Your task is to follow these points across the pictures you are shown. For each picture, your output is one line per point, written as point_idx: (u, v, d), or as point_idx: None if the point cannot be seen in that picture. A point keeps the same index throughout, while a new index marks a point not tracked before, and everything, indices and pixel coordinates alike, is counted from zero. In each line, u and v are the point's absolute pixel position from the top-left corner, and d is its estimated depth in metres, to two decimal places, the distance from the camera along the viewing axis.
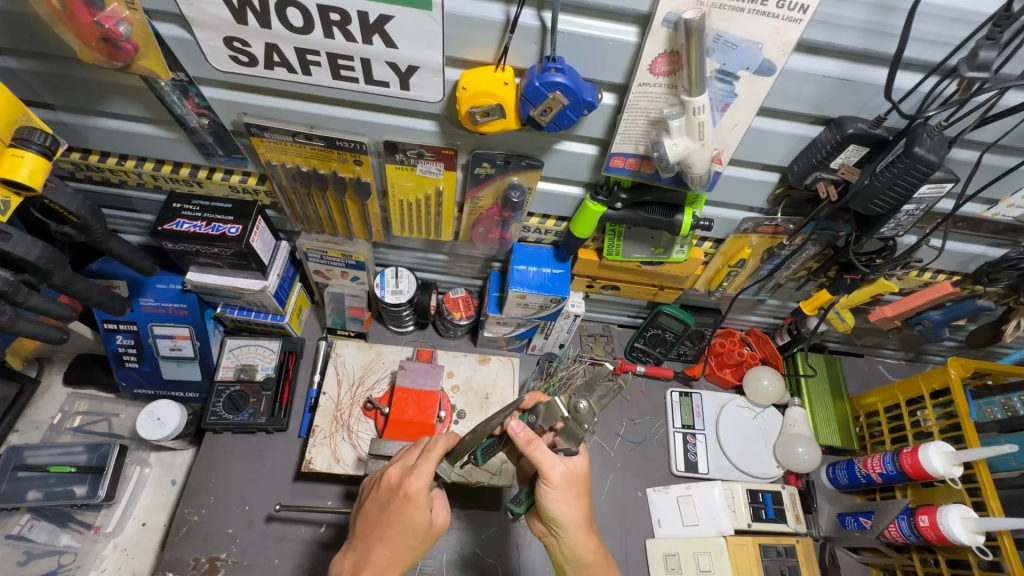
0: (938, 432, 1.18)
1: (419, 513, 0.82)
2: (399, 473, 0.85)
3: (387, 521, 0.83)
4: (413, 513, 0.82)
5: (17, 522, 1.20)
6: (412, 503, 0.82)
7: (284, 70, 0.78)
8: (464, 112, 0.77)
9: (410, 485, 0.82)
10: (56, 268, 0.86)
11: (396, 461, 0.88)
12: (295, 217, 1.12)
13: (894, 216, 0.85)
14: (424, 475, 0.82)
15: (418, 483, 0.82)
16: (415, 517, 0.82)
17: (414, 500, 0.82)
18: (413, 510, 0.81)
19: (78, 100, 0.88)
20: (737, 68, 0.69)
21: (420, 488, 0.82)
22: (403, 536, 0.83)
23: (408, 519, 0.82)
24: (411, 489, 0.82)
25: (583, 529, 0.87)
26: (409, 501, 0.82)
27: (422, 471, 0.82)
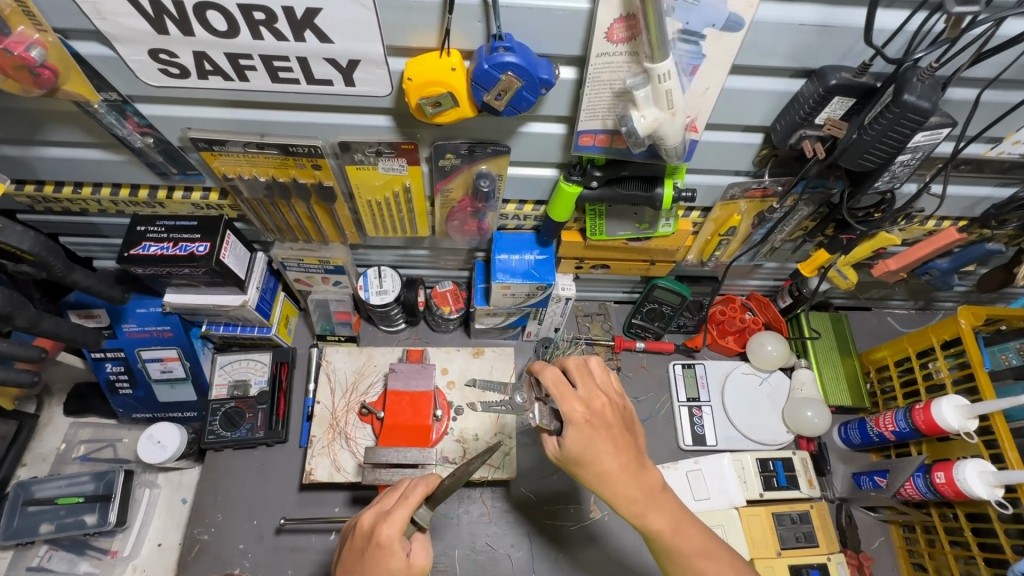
0: (951, 383, 1.14)
1: (394, 560, 0.78)
2: (375, 519, 0.83)
3: (364, 569, 0.80)
4: (388, 560, 0.78)
5: (36, 554, 1.24)
6: (386, 551, 0.79)
7: (219, 78, 0.73)
8: (414, 105, 0.71)
9: (384, 532, 0.79)
10: (17, 310, 0.83)
11: (371, 509, 0.85)
12: (265, 228, 1.08)
13: (888, 168, 0.79)
14: (397, 522, 0.80)
15: (391, 530, 0.79)
16: (392, 565, 0.78)
17: (388, 548, 0.79)
18: (387, 558, 0.78)
19: (16, 132, 0.84)
20: (701, 27, 0.63)
21: (393, 535, 0.79)
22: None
23: (384, 569, 0.79)
24: (383, 537, 0.79)
25: (616, 474, 0.81)
26: (383, 549, 0.79)
27: (395, 518, 0.80)
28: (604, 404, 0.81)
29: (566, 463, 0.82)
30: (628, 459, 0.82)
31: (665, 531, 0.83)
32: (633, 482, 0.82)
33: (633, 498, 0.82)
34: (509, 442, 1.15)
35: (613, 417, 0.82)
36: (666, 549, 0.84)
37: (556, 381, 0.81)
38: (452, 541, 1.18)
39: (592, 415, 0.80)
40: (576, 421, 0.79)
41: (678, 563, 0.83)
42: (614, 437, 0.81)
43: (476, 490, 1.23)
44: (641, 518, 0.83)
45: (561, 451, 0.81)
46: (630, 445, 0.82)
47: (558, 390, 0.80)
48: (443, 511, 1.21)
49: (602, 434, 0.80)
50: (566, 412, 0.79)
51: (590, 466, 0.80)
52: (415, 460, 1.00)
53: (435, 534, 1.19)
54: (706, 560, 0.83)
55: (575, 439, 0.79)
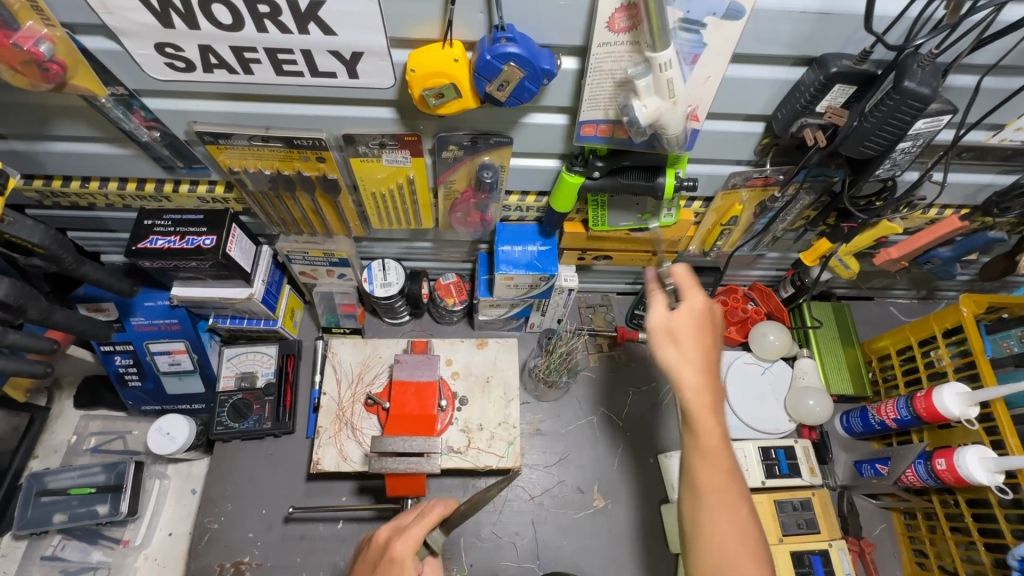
0: (953, 371, 1.15)
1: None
2: (390, 533, 0.84)
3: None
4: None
5: (50, 543, 1.27)
6: (397, 566, 0.79)
7: (224, 71, 0.74)
8: (417, 96, 0.72)
9: (397, 547, 0.80)
10: (29, 303, 0.85)
11: (388, 525, 0.87)
12: (271, 221, 1.09)
13: (889, 156, 0.79)
14: (412, 539, 0.81)
15: (404, 547, 0.80)
16: None
17: (399, 564, 0.79)
18: (398, 573, 0.79)
19: (24, 126, 0.85)
20: (702, 15, 0.64)
21: (406, 552, 0.80)
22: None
23: None
24: (396, 552, 0.80)
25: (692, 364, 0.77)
26: (394, 565, 0.79)
27: (411, 535, 0.81)
28: (721, 314, 0.84)
29: (659, 333, 0.81)
30: (709, 361, 0.79)
31: (711, 434, 0.74)
32: (704, 377, 0.77)
33: (698, 386, 0.76)
34: (514, 431, 1.16)
35: (720, 321, 0.84)
36: (696, 452, 0.74)
37: (687, 273, 0.85)
38: (458, 529, 1.20)
39: (712, 309, 0.83)
40: (697, 307, 0.81)
41: (702, 476, 0.72)
42: (714, 336, 0.81)
43: (481, 479, 1.25)
44: (692, 411, 0.75)
45: (666, 322, 0.81)
46: (714, 351, 0.81)
47: (687, 278, 0.85)
48: (449, 501, 1.22)
49: (707, 326, 0.81)
50: (688, 293, 0.83)
51: (676, 342, 0.79)
52: (421, 448, 1.01)
53: None
54: (733, 482, 0.72)
55: (688, 315, 0.81)
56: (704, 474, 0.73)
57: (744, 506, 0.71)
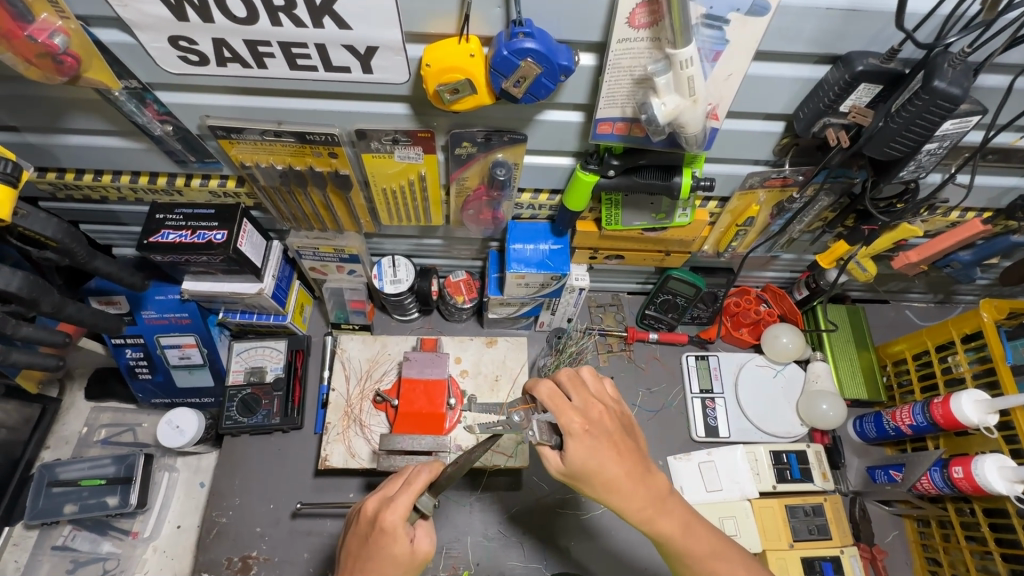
0: (971, 377, 1.12)
1: (397, 546, 0.79)
2: (378, 503, 0.84)
3: (367, 555, 0.81)
4: (393, 545, 0.79)
5: (61, 533, 1.28)
6: (390, 537, 0.80)
7: (238, 65, 0.73)
8: (432, 92, 0.71)
9: (385, 519, 0.80)
10: (42, 297, 0.84)
11: (372, 496, 0.86)
12: (282, 216, 1.09)
13: (914, 157, 0.77)
14: (400, 508, 0.80)
15: (394, 516, 0.80)
16: (396, 551, 0.79)
17: (392, 534, 0.80)
18: (391, 543, 0.79)
19: (37, 119, 0.85)
20: (726, 11, 0.62)
21: (397, 522, 0.80)
22: (383, 572, 0.80)
23: (387, 555, 0.79)
24: (387, 523, 0.80)
25: (626, 484, 0.79)
26: (387, 534, 0.80)
27: (398, 504, 0.80)
28: (601, 412, 0.81)
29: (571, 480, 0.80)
30: (633, 465, 0.80)
31: (677, 535, 0.82)
32: (645, 495, 0.80)
33: (642, 506, 0.80)
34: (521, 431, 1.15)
35: (611, 423, 0.82)
36: (681, 554, 0.83)
37: (551, 394, 0.81)
38: (465, 528, 1.20)
39: (591, 424, 0.80)
40: (580, 434, 0.78)
41: (690, 564, 0.83)
42: (614, 441, 0.80)
43: (488, 479, 1.24)
44: (651, 524, 0.81)
45: (565, 465, 0.79)
46: (632, 449, 0.82)
47: (553, 403, 0.80)
48: (456, 499, 1.22)
49: (604, 442, 0.79)
50: (563, 425, 0.78)
51: (596, 480, 0.78)
52: (430, 447, 1.00)
53: (448, 521, 1.20)
54: (720, 561, 0.83)
55: (579, 450, 0.77)
56: (692, 568, 0.83)
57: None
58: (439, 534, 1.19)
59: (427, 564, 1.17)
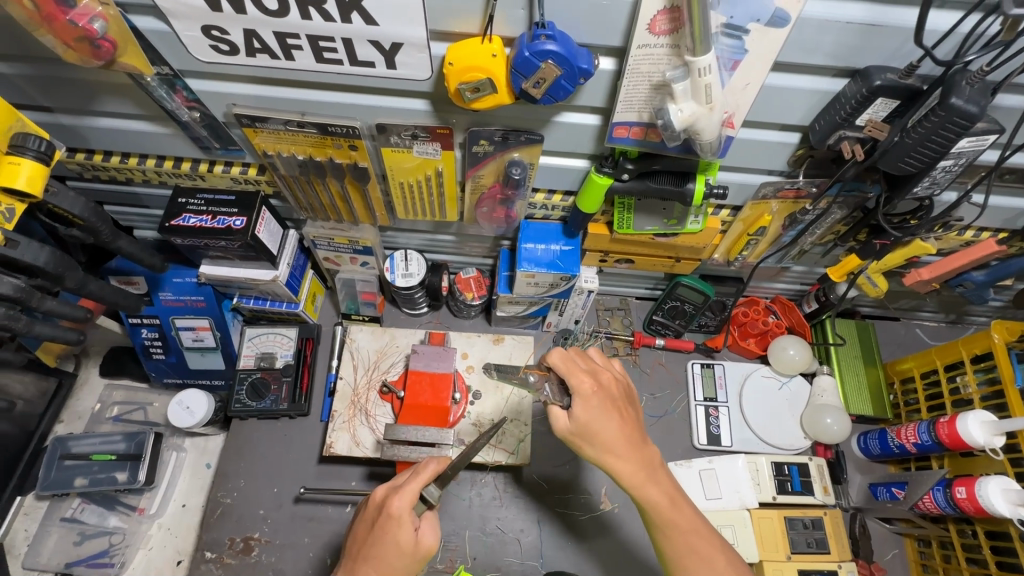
0: (979, 399, 1.12)
1: (402, 532, 0.81)
2: (391, 488, 0.86)
3: (373, 541, 0.83)
4: (398, 532, 0.82)
5: (70, 506, 1.32)
6: (395, 522, 0.82)
7: (266, 56, 0.75)
8: (453, 89, 0.72)
9: (393, 505, 0.83)
10: (67, 272, 0.87)
11: (386, 484, 0.89)
12: (300, 206, 1.11)
13: (929, 174, 0.77)
14: (408, 495, 0.83)
15: (401, 503, 0.82)
16: (400, 538, 0.81)
17: (398, 520, 0.82)
18: (396, 529, 0.82)
19: (71, 101, 0.87)
20: (746, 21, 0.62)
21: (403, 508, 0.82)
22: (386, 560, 0.81)
23: (392, 541, 0.82)
24: (394, 508, 0.82)
25: (623, 446, 0.82)
26: (393, 520, 0.82)
27: (407, 491, 0.83)
28: (609, 378, 0.86)
29: (571, 438, 0.83)
30: (631, 432, 0.84)
31: (663, 506, 0.83)
32: (638, 459, 0.83)
33: (633, 470, 0.83)
34: (524, 428, 1.17)
35: (617, 390, 0.86)
36: (663, 525, 0.84)
37: (564, 360, 0.84)
38: (463, 522, 1.21)
39: (599, 388, 0.84)
40: (586, 394, 0.82)
41: (672, 537, 0.83)
42: (618, 406, 0.84)
43: (489, 474, 1.26)
44: (639, 490, 0.83)
45: (570, 423, 0.82)
46: (633, 418, 0.86)
47: (566, 367, 0.83)
48: (455, 492, 1.24)
49: (608, 404, 0.83)
50: (574, 385, 0.83)
51: (595, 439, 0.82)
52: (432, 439, 1.03)
53: (447, 514, 1.22)
54: (701, 540, 0.83)
55: (585, 409, 0.81)
56: (677, 542, 0.83)
57: (718, 558, 0.82)
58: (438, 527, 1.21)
59: None
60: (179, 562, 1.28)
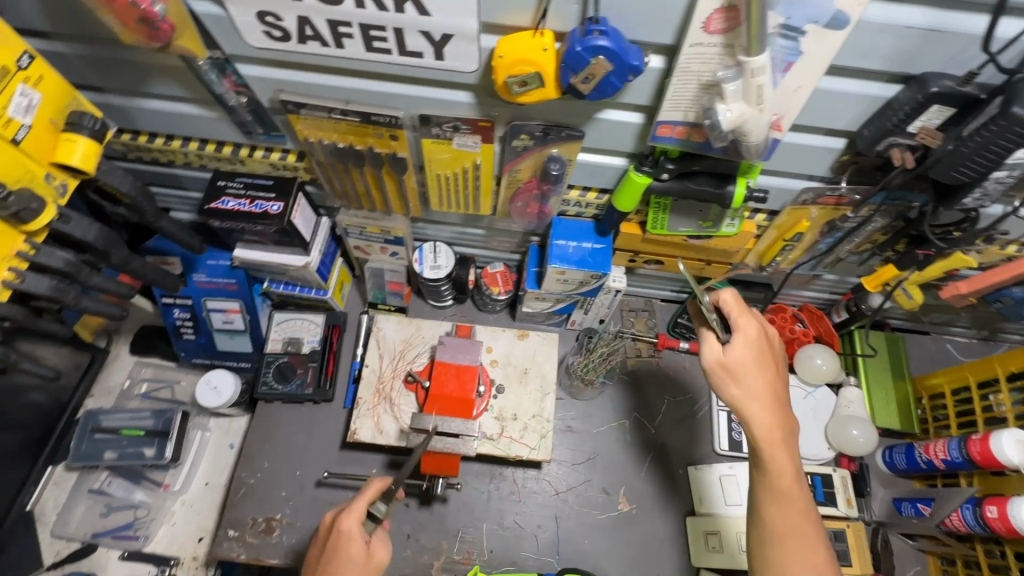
0: (1013, 418, 1.08)
1: (353, 547, 0.85)
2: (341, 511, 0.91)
3: (325, 561, 0.86)
4: (349, 549, 0.85)
5: (97, 478, 1.36)
6: (346, 538, 0.86)
7: (317, 43, 0.76)
8: (501, 83, 0.73)
9: (344, 524, 0.87)
10: (114, 249, 0.89)
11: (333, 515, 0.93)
12: (335, 193, 1.12)
13: (980, 184, 0.75)
14: (355, 513, 0.88)
15: (350, 519, 0.87)
16: (352, 551, 0.85)
17: (348, 536, 0.86)
18: (348, 543, 0.85)
19: (123, 82, 0.89)
20: (803, 22, 0.61)
21: (352, 525, 0.86)
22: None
23: (345, 556, 0.84)
24: (344, 526, 0.86)
25: (766, 397, 0.79)
26: (343, 536, 0.86)
27: (354, 510, 0.88)
28: (774, 334, 0.84)
29: (719, 370, 0.81)
30: (772, 386, 0.80)
31: (787, 473, 0.76)
32: (781, 418, 0.79)
33: (768, 425, 0.78)
34: (547, 424, 1.18)
35: (776, 344, 0.83)
36: (775, 492, 0.77)
37: (736, 300, 0.83)
38: (482, 515, 1.22)
39: (766, 336, 0.82)
40: (750, 334, 0.81)
41: (779, 507, 0.76)
42: (774, 360, 0.82)
43: (508, 469, 1.26)
44: (767, 450, 0.77)
45: (722, 355, 0.81)
46: (778, 374, 0.82)
47: (736, 307, 0.83)
48: (474, 484, 1.25)
49: (763, 351, 0.81)
50: (740, 323, 0.82)
51: (739, 380, 0.80)
52: (458, 430, 1.04)
53: (466, 505, 1.23)
54: (807, 521, 0.75)
55: (745, 347, 0.80)
56: (785, 517, 0.75)
57: (820, 545, 0.74)
58: (456, 518, 1.22)
59: (442, 546, 1.19)
60: (201, 538, 1.31)
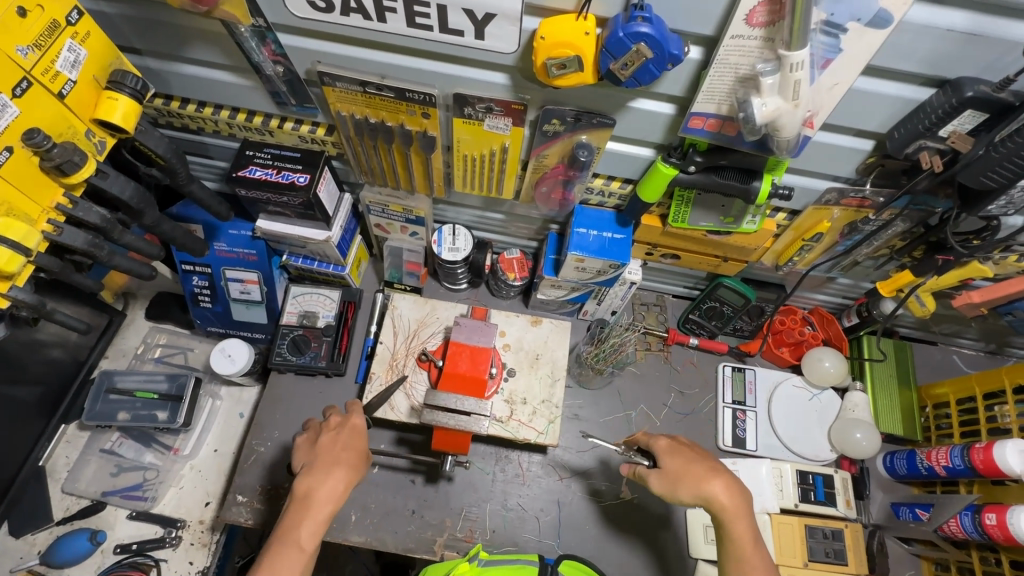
0: (1018, 429, 1.10)
1: (363, 440, 1.00)
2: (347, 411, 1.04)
3: (337, 446, 0.97)
4: (359, 441, 0.99)
5: (109, 439, 1.38)
6: (358, 433, 1.00)
7: (360, 16, 0.77)
8: (540, 65, 0.74)
9: (356, 420, 1.01)
10: (146, 209, 0.90)
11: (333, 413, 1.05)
12: (361, 169, 1.14)
13: (1007, 192, 0.76)
14: (363, 417, 1.03)
15: (361, 419, 1.02)
16: (363, 444, 0.99)
17: (358, 431, 1.00)
18: (359, 436, 1.00)
19: (163, 45, 0.90)
20: (845, 20, 0.63)
21: (363, 422, 1.02)
22: (354, 459, 0.96)
23: (358, 444, 0.99)
24: (358, 421, 1.01)
25: (711, 473, 0.90)
26: (356, 431, 1.00)
27: (363, 413, 1.04)
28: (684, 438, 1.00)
29: (667, 484, 0.92)
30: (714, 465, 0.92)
31: (748, 540, 0.87)
32: (733, 487, 0.90)
33: (723, 501, 0.89)
34: (555, 410, 1.19)
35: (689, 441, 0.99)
36: (743, 560, 0.86)
37: (646, 435, 1.00)
38: (486, 495, 1.24)
39: (679, 441, 0.97)
40: (671, 444, 0.95)
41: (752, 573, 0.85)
42: (698, 451, 0.95)
43: (514, 452, 1.29)
44: (730, 518, 0.88)
45: (662, 474, 0.93)
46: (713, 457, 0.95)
47: (647, 438, 0.99)
48: (480, 465, 1.27)
49: (686, 449, 0.95)
50: (656, 445, 0.97)
51: (683, 479, 0.91)
52: (470, 408, 1.04)
53: (471, 485, 1.25)
54: None
55: (670, 455, 0.94)
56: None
57: None
58: (460, 497, 1.24)
59: (446, 524, 1.21)
60: (208, 503, 1.34)
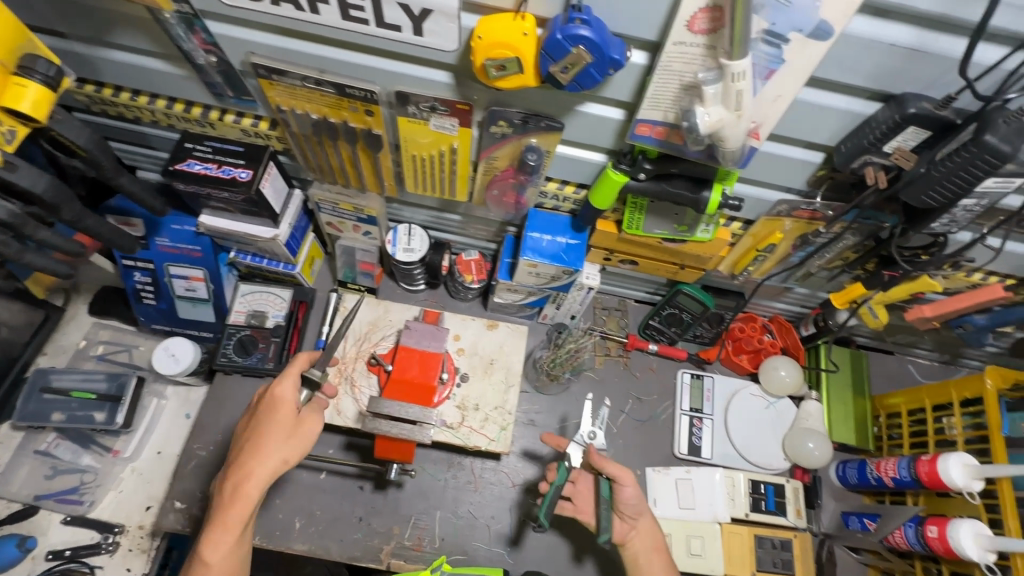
0: (963, 442, 1.11)
1: (283, 412, 0.93)
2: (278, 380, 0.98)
3: (258, 426, 0.94)
4: (279, 413, 0.93)
5: (44, 439, 1.32)
6: (276, 405, 0.93)
7: (291, 7, 0.73)
8: (478, 65, 0.70)
9: (276, 391, 0.94)
10: (64, 203, 0.85)
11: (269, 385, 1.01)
12: (308, 166, 1.09)
13: (948, 211, 0.75)
14: (290, 381, 0.96)
15: (282, 387, 0.95)
16: (281, 415, 0.93)
17: (279, 403, 0.94)
18: (279, 408, 0.94)
19: (86, 29, 0.85)
20: (788, 30, 0.60)
21: (285, 390, 0.94)
22: (270, 437, 0.91)
23: (276, 419, 0.93)
24: (277, 393, 0.94)
25: None
26: (274, 404, 0.94)
27: (288, 379, 0.95)
28: None
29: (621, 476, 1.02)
30: None
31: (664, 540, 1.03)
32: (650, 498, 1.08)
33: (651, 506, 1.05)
34: (508, 417, 1.17)
35: None
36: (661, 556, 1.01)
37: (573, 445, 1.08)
38: (436, 503, 1.21)
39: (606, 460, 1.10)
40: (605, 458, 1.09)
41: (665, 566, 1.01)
42: None
43: (466, 458, 1.26)
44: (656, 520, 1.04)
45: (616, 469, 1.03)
46: None
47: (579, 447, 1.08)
48: (431, 472, 1.24)
49: None
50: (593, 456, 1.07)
51: None
52: (415, 416, 1.01)
53: (421, 492, 1.22)
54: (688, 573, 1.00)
55: None
56: None
57: None
58: (410, 504, 1.21)
59: (393, 531, 1.18)
60: (149, 508, 1.29)
